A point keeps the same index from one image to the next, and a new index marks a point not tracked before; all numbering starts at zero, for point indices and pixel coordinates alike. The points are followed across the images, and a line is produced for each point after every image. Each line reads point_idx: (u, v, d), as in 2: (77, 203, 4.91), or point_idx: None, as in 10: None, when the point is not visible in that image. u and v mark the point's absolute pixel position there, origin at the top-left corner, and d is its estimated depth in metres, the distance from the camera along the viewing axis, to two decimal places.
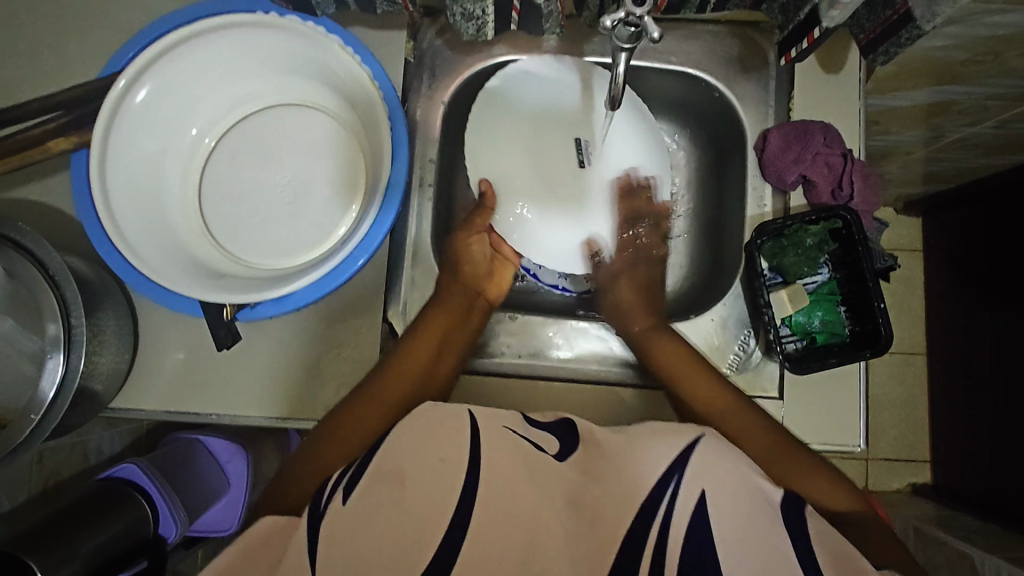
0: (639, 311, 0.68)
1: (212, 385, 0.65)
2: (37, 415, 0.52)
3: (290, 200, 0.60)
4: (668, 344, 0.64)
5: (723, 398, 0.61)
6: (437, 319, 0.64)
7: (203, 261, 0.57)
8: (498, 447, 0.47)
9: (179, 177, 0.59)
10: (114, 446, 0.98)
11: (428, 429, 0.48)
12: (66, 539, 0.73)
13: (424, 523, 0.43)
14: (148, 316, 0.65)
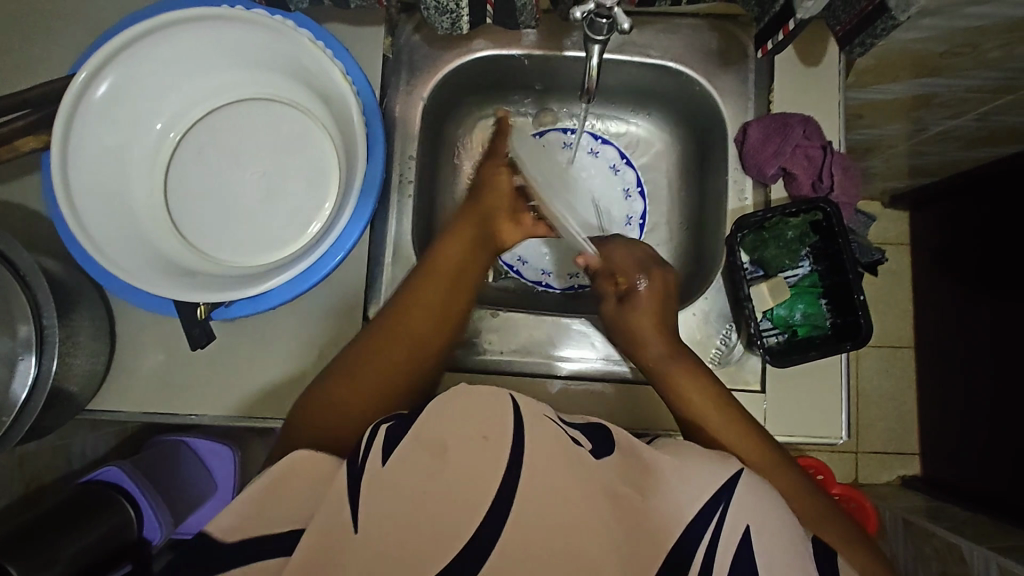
0: (653, 333, 0.61)
1: (191, 387, 0.64)
2: (9, 418, 0.52)
3: (263, 198, 0.60)
4: (698, 384, 0.58)
5: (749, 442, 0.55)
6: (444, 263, 0.61)
7: (175, 259, 0.56)
8: (542, 436, 0.43)
9: (149, 174, 0.58)
10: (99, 450, 0.98)
11: (472, 408, 0.43)
12: (50, 544, 0.72)
13: (460, 496, 0.41)
14: (124, 316, 0.65)
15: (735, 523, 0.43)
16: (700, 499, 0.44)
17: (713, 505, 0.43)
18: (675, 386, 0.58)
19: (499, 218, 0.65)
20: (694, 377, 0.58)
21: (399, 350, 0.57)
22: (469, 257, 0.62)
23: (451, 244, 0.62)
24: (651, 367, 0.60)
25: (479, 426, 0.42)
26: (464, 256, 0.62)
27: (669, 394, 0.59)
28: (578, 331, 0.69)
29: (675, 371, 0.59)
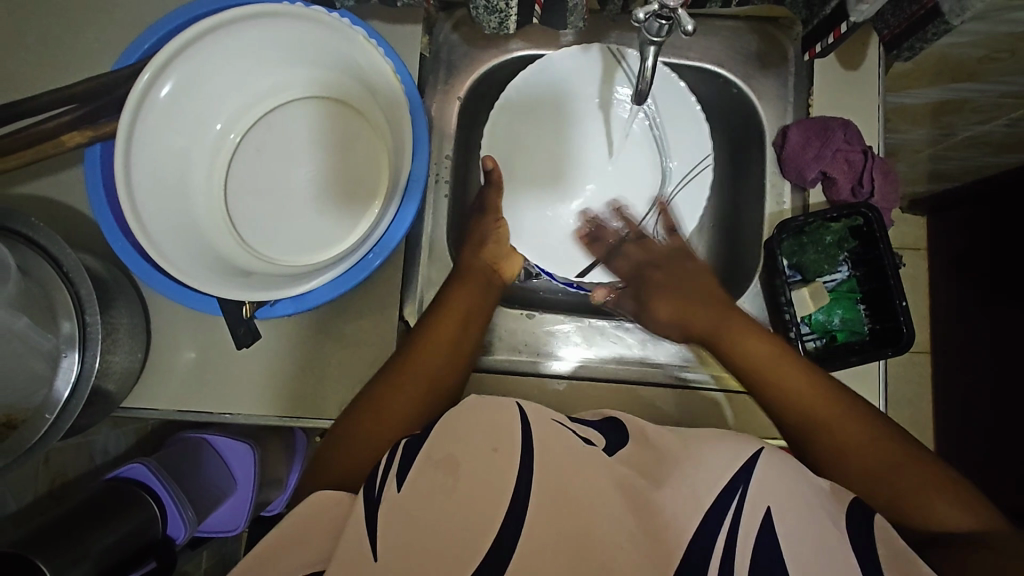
0: (694, 311, 0.65)
1: (228, 384, 0.64)
2: (52, 415, 0.52)
3: (313, 197, 0.59)
4: (759, 346, 0.59)
5: (813, 392, 0.55)
6: (460, 301, 0.62)
7: (228, 259, 0.56)
8: (549, 438, 0.45)
9: (204, 174, 0.58)
10: (120, 447, 0.97)
11: (472, 420, 0.45)
12: (76, 541, 0.72)
13: (477, 507, 0.41)
14: (162, 313, 0.65)
15: (756, 506, 0.42)
16: (718, 485, 0.43)
17: (730, 491, 0.42)
18: (724, 348, 0.61)
19: (495, 269, 0.67)
20: (733, 318, 0.63)
21: (406, 399, 0.56)
22: (479, 306, 0.63)
23: (460, 291, 0.63)
24: (701, 335, 0.64)
25: (490, 438, 0.44)
26: (475, 301, 0.63)
27: (721, 355, 0.62)
28: (612, 331, 0.69)
29: (732, 336, 0.61)
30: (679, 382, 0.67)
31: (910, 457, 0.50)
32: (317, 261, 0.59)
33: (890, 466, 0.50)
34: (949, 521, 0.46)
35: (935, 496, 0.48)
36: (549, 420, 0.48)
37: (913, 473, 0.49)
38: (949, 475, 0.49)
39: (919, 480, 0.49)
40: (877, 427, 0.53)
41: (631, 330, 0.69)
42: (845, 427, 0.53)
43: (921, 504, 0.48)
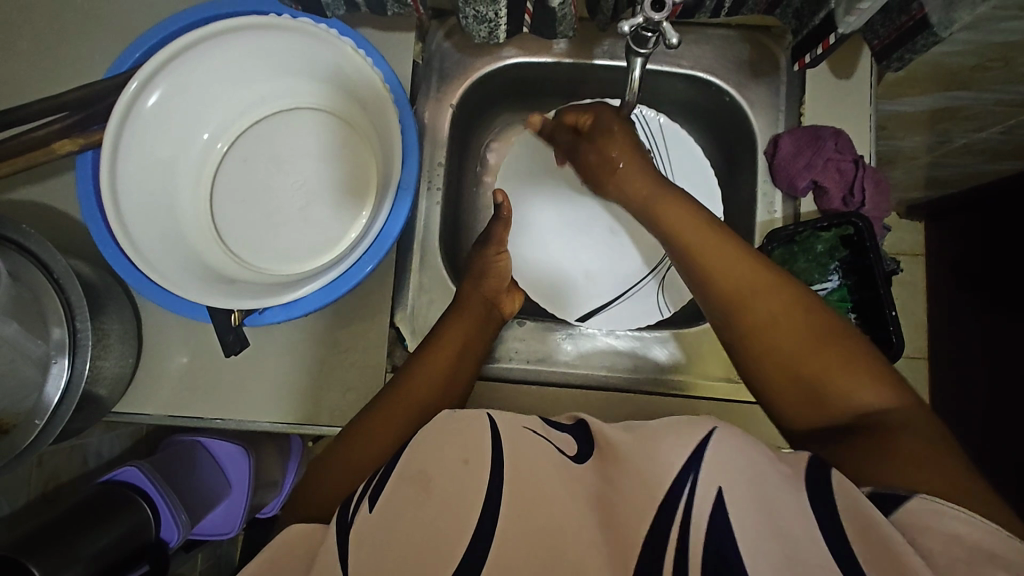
0: (643, 174, 0.62)
1: (220, 390, 0.64)
2: (42, 421, 0.52)
3: (302, 204, 0.60)
4: (688, 213, 0.58)
5: (741, 269, 0.53)
6: (455, 327, 0.62)
7: (214, 267, 0.56)
8: (518, 444, 0.45)
9: (192, 181, 0.58)
10: (115, 450, 0.98)
11: (444, 436, 0.45)
12: (68, 544, 0.72)
13: (451, 524, 0.41)
14: (153, 318, 0.65)
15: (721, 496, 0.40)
16: (672, 472, 0.40)
17: (682, 481, 0.40)
18: (662, 216, 0.59)
19: (495, 301, 0.67)
20: (672, 192, 0.60)
21: (399, 414, 0.56)
22: (475, 334, 0.63)
23: (454, 324, 0.63)
24: (641, 201, 0.62)
25: (459, 450, 0.44)
26: (471, 329, 0.63)
27: (658, 226, 0.60)
28: (605, 339, 0.69)
29: (666, 207, 0.59)
30: (665, 390, 0.67)
31: (833, 338, 0.49)
32: (306, 268, 0.59)
33: (822, 360, 0.48)
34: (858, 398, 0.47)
35: (859, 387, 0.47)
36: (521, 427, 0.48)
37: (845, 369, 0.48)
38: (867, 354, 0.49)
39: (839, 362, 0.48)
40: (822, 320, 0.50)
41: (621, 339, 0.69)
42: (785, 319, 0.51)
43: (842, 399, 0.47)
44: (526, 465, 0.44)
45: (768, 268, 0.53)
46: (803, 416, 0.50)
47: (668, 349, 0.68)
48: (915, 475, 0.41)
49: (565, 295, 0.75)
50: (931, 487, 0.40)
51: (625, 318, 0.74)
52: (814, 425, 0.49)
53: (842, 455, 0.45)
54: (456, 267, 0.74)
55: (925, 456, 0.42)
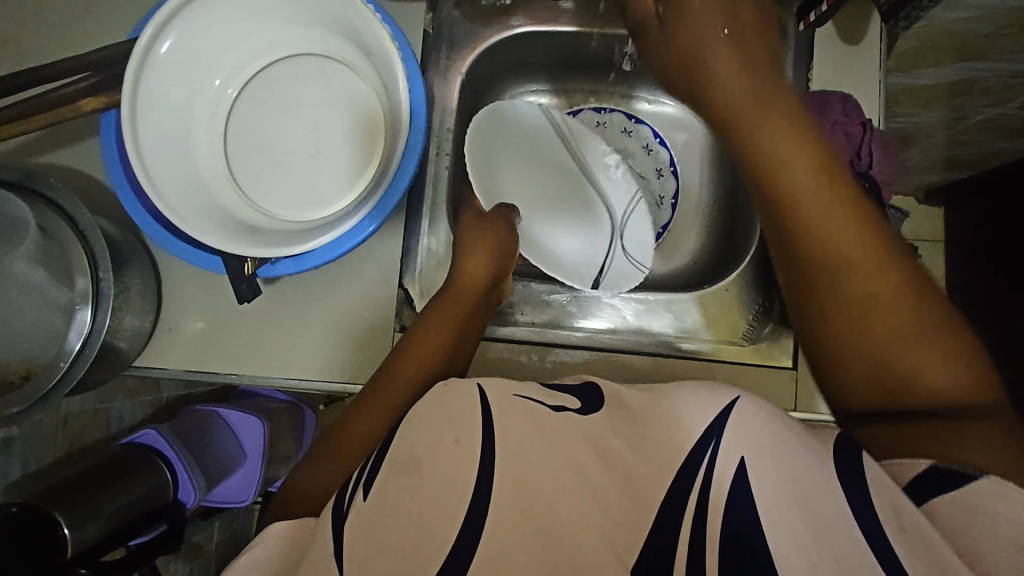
0: (757, 81, 0.47)
1: (235, 345, 0.67)
2: (65, 363, 0.55)
3: (311, 152, 0.62)
4: (792, 146, 0.46)
5: (849, 233, 0.45)
6: (448, 307, 0.62)
7: (228, 211, 0.58)
8: (508, 416, 0.45)
9: (207, 128, 0.61)
10: (135, 418, 1.02)
11: (435, 417, 0.46)
12: (90, 497, 0.75)
13: (444, 507, 0.42)
14: (171, 276, 0.67)
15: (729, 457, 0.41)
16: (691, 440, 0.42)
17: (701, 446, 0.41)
18: (755, 143, 0.47)
19: (494, 285, 0.66)
20: (785, 104, 0.47)
21: (402, 384, 0.57)
22: (471, 317, 0.63)
23: (445, 306, 0.62)
24: (735, 116, 0.47)
25: (450, 429, 0.45)
26: (466, 311, 0.63)
27: (750, 159, 0.47)
28: (611, 302, 0.70)
29: (774, 130, 0.46)
30: (668, 353, 0.67)
31: (935, 327, 0.43)
32: (316, 217, 0.61)
33: (908, 339, 0.43)
34: (948, 387, 0.42)
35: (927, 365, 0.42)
36: (512, 396, 0.47)
37: (913, 341, 0.43)
38: (967, 344, 0.44)
39: (936, 349, 0.43)
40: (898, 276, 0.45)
41: (628, 303, 0.70)
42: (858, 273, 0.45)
43: (906, 377, 0.43)
44: (516, 440, 0.44)
45: (855, 203, 0.45)
46: (855, 386, 0.45)
47: (672, 314, 0.69)
48: (981, 458, 0.38)
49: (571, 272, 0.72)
50: (955, 460, 0.39)
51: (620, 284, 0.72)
52: (870, 401, 0.44)
53: (908, 441, 0.42)
54: None
55: (995, 449, 0.39)
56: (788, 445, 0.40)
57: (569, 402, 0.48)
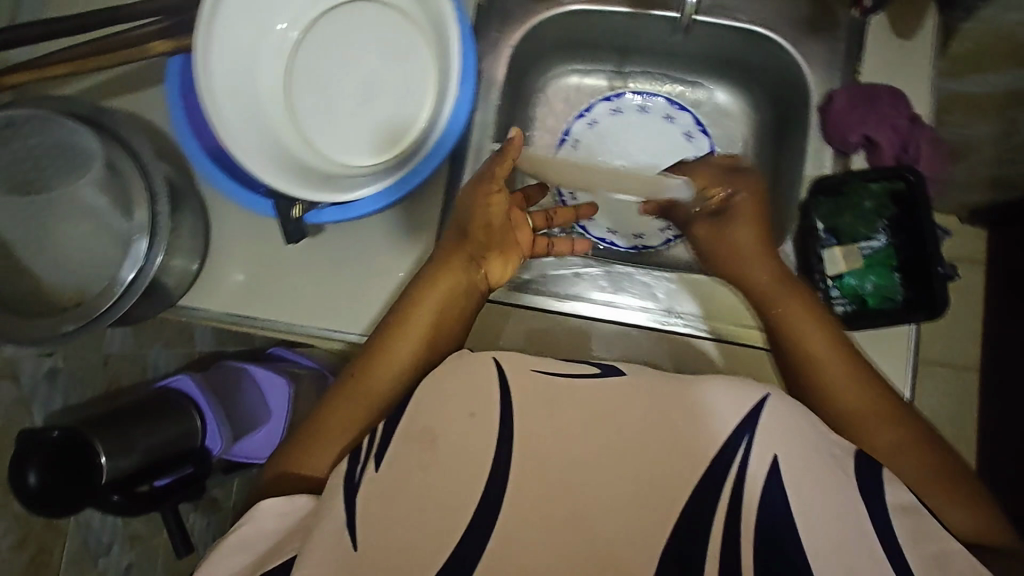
0: (762, 260, 0.65)
1: (273, 292, 0.69)
2: (119, 290, 0.58)
3: (365, 96, 0.64)
4: (817, 335, 0.59)
5: (867, 397, 0.55)
6: (436, 287, 0.62)
7: (282, 145, 0.61)
8: (529, 391, 0.49)
9: (269, 63, 0.63)
10: (169, 366, 1.06)
11: (452, 392, 0.50)
12: (125, 432, 0.78)
13: (456, 487, 0.46)
14: (219, 222, 0.70)
15: (763, 454, 0.45)
16: (729, 431, 0.46)
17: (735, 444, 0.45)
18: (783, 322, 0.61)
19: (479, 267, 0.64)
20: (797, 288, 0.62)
21: (380, 380, 0.58)
22: (456, 296, 0.62)
23: (435, 284, 0.62)
24: (762, 295, 0.63)
25: (467, 404, 0.49)
26: (451, 293, 0.62)
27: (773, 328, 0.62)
28: (638, 278, 0.71)
29: (787, 315, 0.61)
30: (696, 334, 0.68)
31: (944, 474, 0.52)
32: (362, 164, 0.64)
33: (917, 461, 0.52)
34: (966, 529, 0.49)
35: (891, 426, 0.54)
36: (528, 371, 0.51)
37: (913, 458, 0.52)
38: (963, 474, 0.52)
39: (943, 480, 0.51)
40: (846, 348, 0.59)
41: (661, 281, 0.70)
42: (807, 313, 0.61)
43: (855, 416, 0.55)
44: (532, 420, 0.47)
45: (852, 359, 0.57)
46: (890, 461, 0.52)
47: (705, 298, 0.69)
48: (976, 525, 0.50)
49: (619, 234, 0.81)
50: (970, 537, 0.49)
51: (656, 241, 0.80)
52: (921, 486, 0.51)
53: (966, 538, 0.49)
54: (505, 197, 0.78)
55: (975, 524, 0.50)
56: (802, 426, 0.47)
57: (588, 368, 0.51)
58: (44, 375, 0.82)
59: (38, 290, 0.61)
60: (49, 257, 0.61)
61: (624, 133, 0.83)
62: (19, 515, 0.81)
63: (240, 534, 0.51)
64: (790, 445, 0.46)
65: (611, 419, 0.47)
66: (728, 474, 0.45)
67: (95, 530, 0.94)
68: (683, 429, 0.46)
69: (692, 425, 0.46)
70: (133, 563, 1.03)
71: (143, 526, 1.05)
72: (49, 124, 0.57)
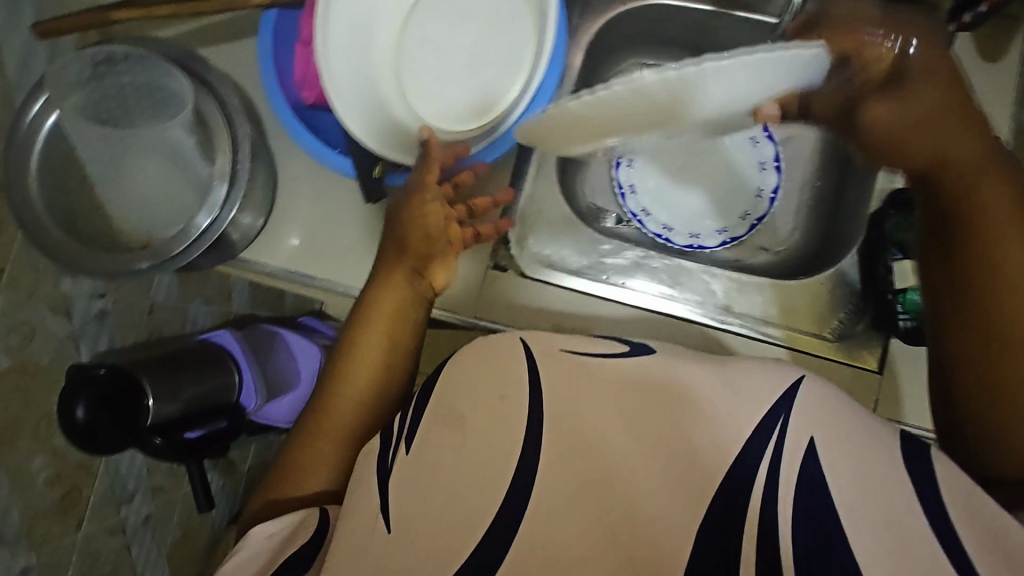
0: (955, 123, 0.51)
1: (331, 254, 0.70)
2: (195, 233, 0.59)
3: (467, 63, 0.67)
4: (1003, 204, 0.50)
5: None
6: (378, 308, 0.62)
7: (384, 102, 0.65)
8: (556, 374, 0.45)
9: (386, 19, 0.66)
10: (207, 323, 1.07)
11: (475, 376, 0.46)
12: (172, 380, 0.81)
13: (483, 472, 0.43)
14: (286, 179, 0.71)
15: (800, 437, 0.41)
16: (761, 415, 0.42)
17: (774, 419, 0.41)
18: (954, 201, 0.52)
19: (422, 275, 0.63)
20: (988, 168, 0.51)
21: (343, 410, 0.60)
22: (402, 310, 0.62)
23: (380, 302, 0.62)
24: (927, 167, 0.53)
25: (498, 387, 0.46)
26: (396, 310, 0.62)
27: (942, 203, 0.53)
28: (699, 275, 0.71)
29: (967, 194, 0.51)
30: (757, 335, 0.68)
31: None
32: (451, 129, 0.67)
33: None
34: None
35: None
36: (557, 351, 0.47)
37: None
38: None
39: None
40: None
41: (720, 278, 0.70)
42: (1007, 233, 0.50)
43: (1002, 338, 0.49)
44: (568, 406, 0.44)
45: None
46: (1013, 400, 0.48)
47: (766, 298, 0.69)
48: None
49: (676, 226, 0.82)
50: None
51: (709, 238, 0.81)
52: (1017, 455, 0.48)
53: None
54: (566, 184, 0.79)
55: None
56: (860, 427, 0.42)
57: (616, 346, 0.48)
58: (93, 316, 0.82)
59: (112, 229, 0.63)
60: (121, 195, 0.61)
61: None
62: (59, 451, 0.81)
63: (237, 559, 0.51)
64: (830, 429, 0.41)
65: (609, 405, 0.43)
66: (761, 466, 0.41)
67: (123, 475, 0.95)
68: (687, 420, 0.42)
69: (704, 407, 0.42)
70: (153, 513, 1.04)
71: (166, 477, 1.06)
72: (146, 65, 0.58)
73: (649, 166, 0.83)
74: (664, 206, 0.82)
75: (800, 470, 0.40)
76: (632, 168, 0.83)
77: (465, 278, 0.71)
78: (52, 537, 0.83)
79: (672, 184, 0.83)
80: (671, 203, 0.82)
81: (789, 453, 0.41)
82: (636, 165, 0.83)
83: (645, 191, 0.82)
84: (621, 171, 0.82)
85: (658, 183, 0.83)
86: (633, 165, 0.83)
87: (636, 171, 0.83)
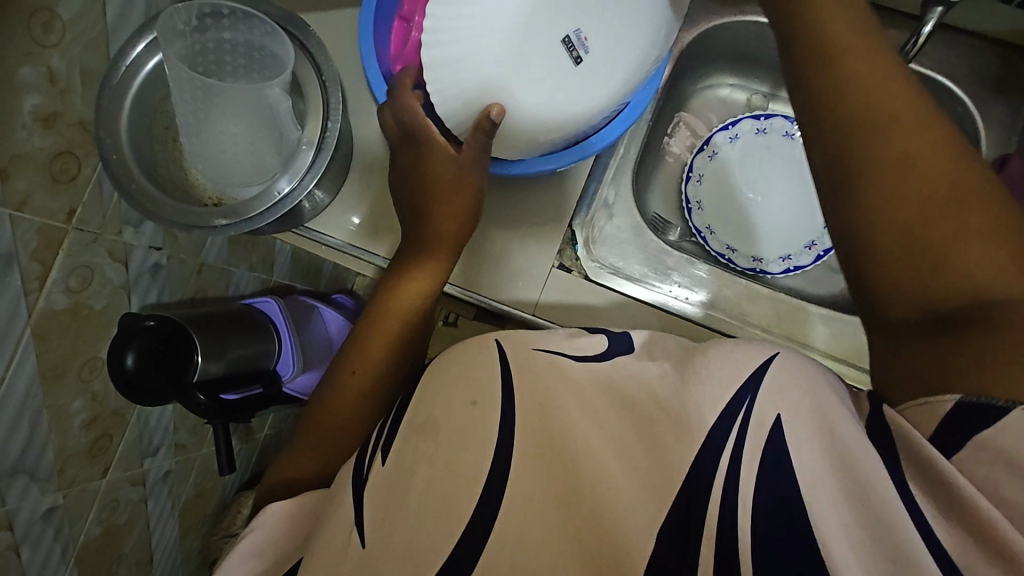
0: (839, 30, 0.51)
1: (390, 228, 0.70)
2: (279, 195, 0.58)
3: None
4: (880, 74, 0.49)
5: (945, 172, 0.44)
6: (414, 284, 0.65)
7: None
8: (528, 369, 0.48)
9: None
10: (248, 288, 1.07)
11: (456, 369, 0.49)
12: (216, 337, 0.81)
13: (460, 454, 0.44)
14: (360, 154, 0.71)
15: (765, 415, 0.41)
16: (724, 399, 0.43)
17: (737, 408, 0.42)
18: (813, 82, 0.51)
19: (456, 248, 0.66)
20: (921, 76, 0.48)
21: (351, 393, 0.62)
22: (431, 291, 0.66)
23: (415, 278, 0.65)
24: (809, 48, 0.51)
25: (468, 392, 0.47)
26: (429, 290, 0.66)
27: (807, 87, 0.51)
28: (765, 299, 0.73)
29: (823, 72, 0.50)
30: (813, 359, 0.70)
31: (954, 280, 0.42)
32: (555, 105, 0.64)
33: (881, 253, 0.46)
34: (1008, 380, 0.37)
35: (980, 246, 0.42)
36: (529, 350, 0.50)
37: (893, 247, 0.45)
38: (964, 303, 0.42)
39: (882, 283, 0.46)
40: (963, 161, 0.45)
41: (784, 302, 0.72)
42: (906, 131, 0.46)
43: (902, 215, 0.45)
44: (547, 400, 0.46)
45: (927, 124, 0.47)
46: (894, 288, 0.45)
47: (827, 329, 0.71)
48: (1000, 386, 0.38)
49: (739, 246, 0.80)
50: (987, 393, 0.38)
51: (773, 262, 0.79)
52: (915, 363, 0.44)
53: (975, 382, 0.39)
54: (637, 194, 0.79)
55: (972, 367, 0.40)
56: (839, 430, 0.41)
57: (596, 345, 0.51)
58: (147, 269, 0.81)
59: (189, 179, 0.63)
60: (204, 147, 0.61)
61: (746, 161, 0.82)
62: (99, 397, 0.81)
63: (249, 542, 0.49)
64: (798, 411, 0.42)
65: (571, 412, 0.45)
66: (716, 467, 0.41)
67: (151, 428, 0.95)
68: (659, 429, 0.43)
69: (669, 403, 0.44)
70: (172, 469, 1.04)
71: (190, 436, 1.06)
72: (250, 23, 0.59)
73: (717, 185, 0.82)
74: (730, 226, 0.81)
75: (766, 457, 0.40)
76: (699, 185, 0.82)
77: (527, 276, 0.70)
78: (80, 481, 0.83)
79: (740, 204, 0.81)
80: (739, 223, 0.81)
81: (752, 438, 0.41)
82: (704, 182, 0.82)
83: (709, 210, 0.81)
84: (689, 188, 0.81)
85: (725, 202, 0.81)
86: (700, 181, 0.82)
87: (705, 188, 0.82)
